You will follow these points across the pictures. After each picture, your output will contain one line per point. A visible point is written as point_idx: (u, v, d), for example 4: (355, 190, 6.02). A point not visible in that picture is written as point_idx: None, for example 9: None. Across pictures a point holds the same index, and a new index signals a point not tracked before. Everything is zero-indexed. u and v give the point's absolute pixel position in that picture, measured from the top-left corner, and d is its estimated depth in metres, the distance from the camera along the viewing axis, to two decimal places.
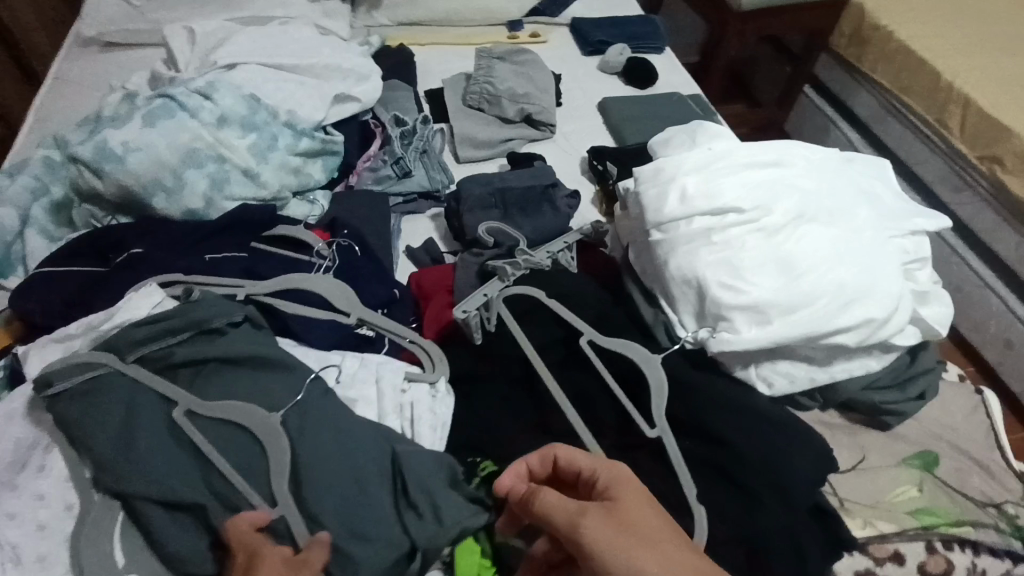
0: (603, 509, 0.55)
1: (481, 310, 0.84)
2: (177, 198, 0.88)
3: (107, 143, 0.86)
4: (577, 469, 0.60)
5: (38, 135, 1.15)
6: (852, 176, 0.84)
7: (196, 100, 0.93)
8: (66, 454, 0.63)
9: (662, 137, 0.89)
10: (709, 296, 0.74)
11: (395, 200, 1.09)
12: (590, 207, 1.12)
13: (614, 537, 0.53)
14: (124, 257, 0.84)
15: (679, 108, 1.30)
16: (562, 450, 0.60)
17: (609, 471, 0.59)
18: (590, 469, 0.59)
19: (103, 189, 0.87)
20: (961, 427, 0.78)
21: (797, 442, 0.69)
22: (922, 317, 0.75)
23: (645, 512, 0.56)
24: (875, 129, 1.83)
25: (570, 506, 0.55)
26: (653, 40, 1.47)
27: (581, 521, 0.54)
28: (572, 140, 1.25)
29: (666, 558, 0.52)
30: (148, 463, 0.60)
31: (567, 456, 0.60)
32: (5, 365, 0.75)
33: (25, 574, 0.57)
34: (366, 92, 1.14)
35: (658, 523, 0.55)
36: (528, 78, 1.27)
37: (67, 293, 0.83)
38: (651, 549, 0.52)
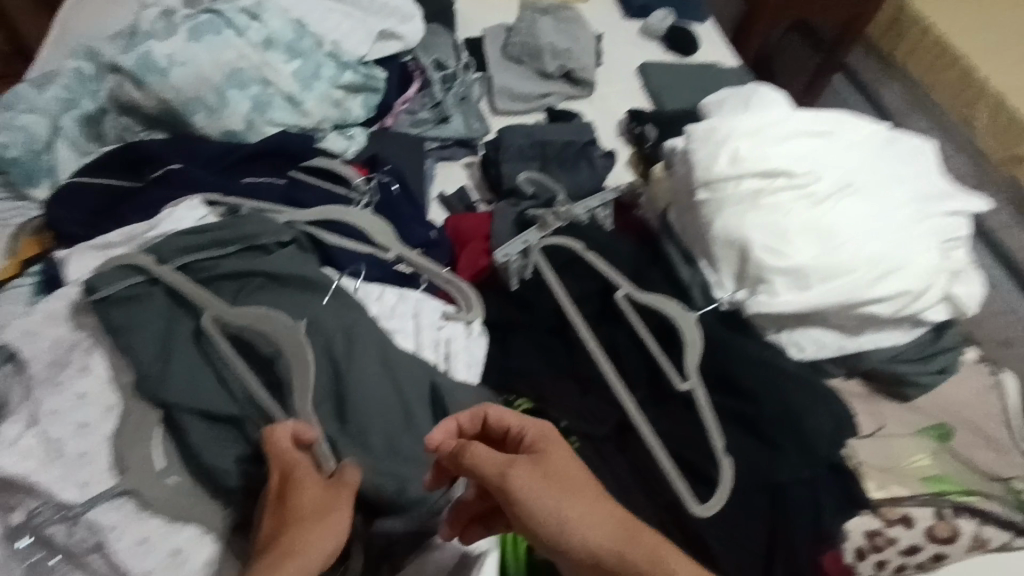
0: (529, 463, 0.52)
1: (521, 257, 0.85)
2: (218, 117, 0.86)
3: (151, 55, 0.84)
4: (507, 428, 0.56)
5: (66, 47, 1.12)
6: (897, 154, 0.85)
7: (244, 19, 0.90)
8: (106, 358, 0.63)
9: (715, 98, 0.89)
10: (752, 256, 0.75)
11: (431, 144, 1.08)
12: (625, 169, 1.12)
13: (543, 489, 0.50)
14: (160, 172, 0.82)
15: (719, 80, 1.29)
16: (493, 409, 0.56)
17: (536, 424, 0.56)
18: (520, 426, 0.55)
19: (142, 100, 0.84)
20: (976, 405, 0.79)
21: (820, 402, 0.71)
22: (956, 295, 0.76)
23: (572, 466, 0.54)
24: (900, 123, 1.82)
25: (497, 460, 0.52)
26: (694, 10, 1.45)
27: (511, 475, 0.51)
28: (610, 101, 1.24)
29: (596, 508, 0.51)
30: (196, 376, 0.61)
31: (497, 416, 0.56)
32: (39, 270, 0.74)
33: (69, 468, 0.57)
34: (411, 32, 1.11)
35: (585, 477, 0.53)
36: (570, 35, 1.25)
37: (98, 204, 0.83)
38: (583, 500, 0.51)
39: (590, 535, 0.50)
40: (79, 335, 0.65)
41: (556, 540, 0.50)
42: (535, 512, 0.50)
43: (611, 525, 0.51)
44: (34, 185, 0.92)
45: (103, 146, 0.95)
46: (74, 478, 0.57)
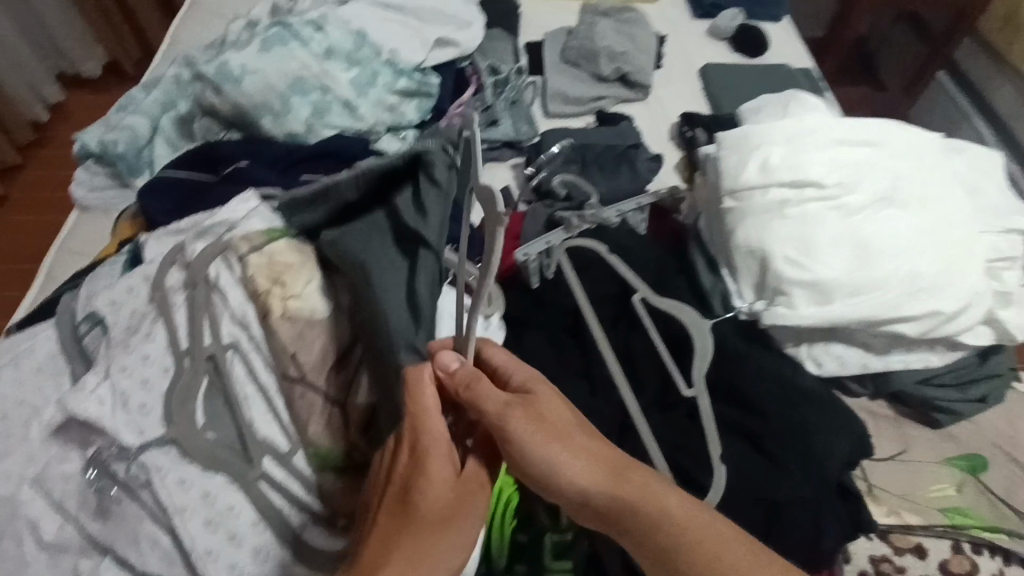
0: (522, 406, 0.56)
1: (541, 256, 0.88)
2: (282, 121, 0.96)
3: (227, 65, 0.96)
4: (503, 373, 0.60)
5: (171, 55, 1.27)
6: (951, 167, 0.80)
7: (308, 32, 1.02)
8: (167, 326, 0.72)
9: (752, 104, 0.89)
10: (772, 268, 0.74)
11: (479, 146, 1.10)
12: (672, 172, 1.10)
13: (537, 433, 0.55)
14: (231, 169, 0.93)
15: (786, 82, 1.24)
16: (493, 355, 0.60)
17: (528, 373, 0.60)
18: (515, 372, 0.60)
19: (220, 106, 0.97)
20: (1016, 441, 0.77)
21: (828, 415, 0.69)
22: (999, 321, 0.74)
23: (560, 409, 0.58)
24: (1011, 127, 1.65)
25: (499, 402, 0.56)
26: (769, 8, 1.39)
27: (508, 417, 0.55)
28: (666, 104, 1.23)
29: (588, 454, 0.56)
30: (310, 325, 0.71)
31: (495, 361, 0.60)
32: (129, 250, 0.86)
33: (131, 417, 0.67)
34: (467, 38, 1.17)
35: (572, 419, 0.57)
36: (629, 37, 1.25)
37: (182, 195, 0.94)
38: (575, 446, 0.56)
39: (581, 473, 0.55)
40: (150, 306, 0.74)
41: (548, 479, 0.55)
42: (529, 454, 0.54)
43: (599, 469, 0.55)
44: (137, 175, 1.08)
45: (192, 143, 1.07)
46: (135, 425, 0.66)
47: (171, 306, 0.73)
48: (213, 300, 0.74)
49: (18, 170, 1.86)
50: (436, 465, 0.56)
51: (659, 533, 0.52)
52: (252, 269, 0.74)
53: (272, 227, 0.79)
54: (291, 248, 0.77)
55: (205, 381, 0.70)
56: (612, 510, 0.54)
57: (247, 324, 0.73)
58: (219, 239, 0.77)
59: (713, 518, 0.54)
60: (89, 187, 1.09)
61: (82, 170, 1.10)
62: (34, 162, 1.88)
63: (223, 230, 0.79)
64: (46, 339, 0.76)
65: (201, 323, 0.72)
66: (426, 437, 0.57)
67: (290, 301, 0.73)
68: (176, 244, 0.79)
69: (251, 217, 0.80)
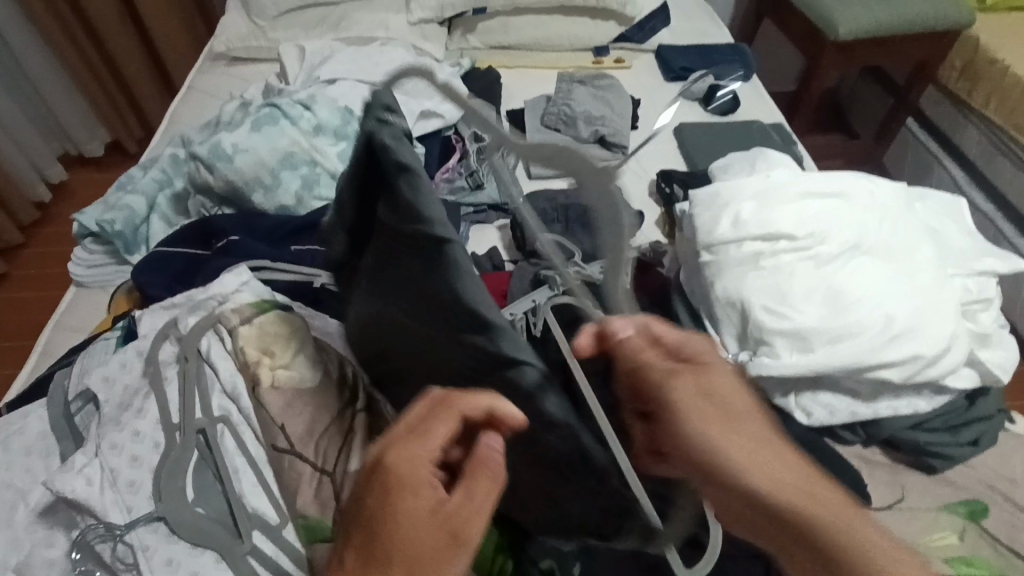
0: (691, 381, 0.54)
1: (527, 314, 0.89)
2: (273, 195, 1.00)
3: (220, 144, 1.00)
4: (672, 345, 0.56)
5: (168, 135, 1.33)
6: (915, 215, 0.84)
7: (298, 110, 1.06)
8: (158, 401, 0.72)
9: (722, 163, 0.94)
10: (752, 318, 0.75)
11: (466, 210, 1.16)
12: (653, 227, 1.14)
13: (702, 414, 0.53)
14: (223, 243, 0.95)
15: (758, 137, 1.29)
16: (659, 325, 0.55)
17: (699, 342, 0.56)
18: (683, 341, 0.56)
19: (212, 182, 1.00)
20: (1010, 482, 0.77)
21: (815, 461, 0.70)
22: (980, 361, 0.75)
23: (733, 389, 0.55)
24: (982, 169, 1.71)
25: (665, 374, 0.55)
26: (737, 69, 1.47)
27: (672, 391, 0.54)
28: (644, 162, 1.27)
29: (755, 446, 0.52)
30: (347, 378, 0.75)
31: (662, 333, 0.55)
32: (123, 326, 0.87)
33: (120, 495, 0.66)
34: (450, 111, 1.24)
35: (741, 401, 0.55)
36: (605, 102, 1.31)
37: (176, 270, 0.96)
38: (742, 435, 0.53)
39: (757, 470, 0.51)
40: (142, 382, 0.75)
41: (715, 463, 0.52)
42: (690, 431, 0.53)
43: (770, 464, 0.52)
44: (133, 252, 1.09)
45: (188, 219, 1.13)
46: (124, 504, 0.65)
47: (163, 380, 0.74)
48: (204, 372, 0.74)
49: (19, 248, 1.89)
50: (413, 500, 0.48)
51: (820, 537, 0.48)
52: (242, 342, 0.77)
53: (260, 299, 0.82)
54: (281, 320, 0.79)
55: (195, 454, 0.68)
56: (774, 507, 0.50)
57: (237, 396, 0.72)
58: (210, 313, 0.79)
59: (880, 533, 0.48)
60: (85, 265, 1.11)
61: (78, 248, 1.12)
62: (35, 240, 1.92)
63: (214, 303, 0.81)
64: (37, 418, 0.76)
65: (192, 396, 0.72)
66: (394, 467, 0.49)
67: (278, 372, 0.75)
68: (169, 319, 0.81)
69: (241, 291, 0.83)
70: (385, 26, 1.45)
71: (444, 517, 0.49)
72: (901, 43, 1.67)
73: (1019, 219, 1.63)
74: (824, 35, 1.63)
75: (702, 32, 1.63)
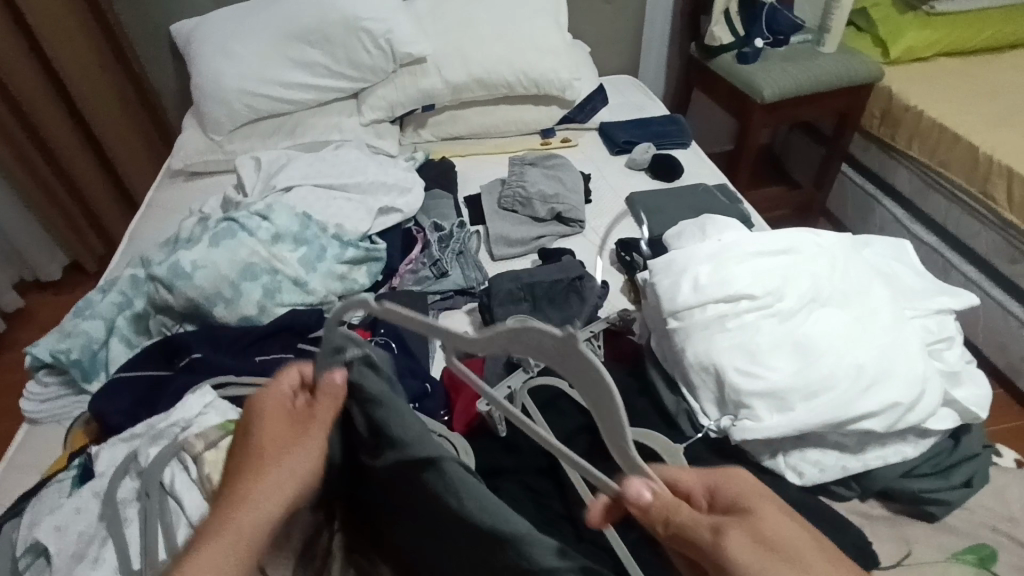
0: (732, 522, 0.50)
1: (504, 402, 0.85)
2: (235, 307, 0.99)
3: (179, 263, 0.98)
4: (688, 488, 0.55)
5: (127, 256, 1.31)
6: (864, 261, 0.87)
7: (255, 221, 1.07)
8: (117, 546, 0.67)
9: (675, 231, 0.97)
10: (727, 382, 0.75)
11: (433, 298, 1.15)
12: (618, 296, 1.15)
13: (757, 555, 0.48)
14: (186, 362, 0.93)
15: (707, 199, 1.34)
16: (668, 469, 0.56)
17: (731, 484, 0.54)
18: (705, 485, 0.55)
19: (173, 301, 0.99)
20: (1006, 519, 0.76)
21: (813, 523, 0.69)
22: (956, 400, 0.76)
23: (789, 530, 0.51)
24: (919, 204, 1.80)
25: (703, 521, 0.50)
26: (678, 136, 1.55)
27: (722, 536, 0.49)
28: (603, 233, 1.31)
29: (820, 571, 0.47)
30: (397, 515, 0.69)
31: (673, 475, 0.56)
32: (79, 464, 0.82)
33: None
34: (408, 204, 1.26)
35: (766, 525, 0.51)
36: (558, 180, 1.36)
37: (136, 395, 0.92)
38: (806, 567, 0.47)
39: None
40: (99, 525, 0.70)
41: None
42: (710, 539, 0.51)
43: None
44: (91, 380, 1.05)
45: (151, 338, 1.11)
46: None
47: (122, 520, 0.69)
48: (168, 507, 0.70)
49: None
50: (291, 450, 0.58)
51: None
52: (209, 468, 0.72)
53: (227, 420, 0.78)
54: None
55: None
56: None
57: None
58: (173, 441, 0.75)
59: None
60: (39, 399, 1.05)
61: (32, 382, 1.07)
62: None
63: (178, 430, 0.77)
64: None
65: (156, 538, 0.67)
66: (256, 401, 0.60)
67: None
68: (129, 452, 0.77)
69: (206, 414, 0.79)
70: (340, 129, 1.50)
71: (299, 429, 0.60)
72: (823, 99, 1.80)
73: (962, 248, 1.70)
74: (752, 99, 1.74)
75: (640, 107, 1.73)
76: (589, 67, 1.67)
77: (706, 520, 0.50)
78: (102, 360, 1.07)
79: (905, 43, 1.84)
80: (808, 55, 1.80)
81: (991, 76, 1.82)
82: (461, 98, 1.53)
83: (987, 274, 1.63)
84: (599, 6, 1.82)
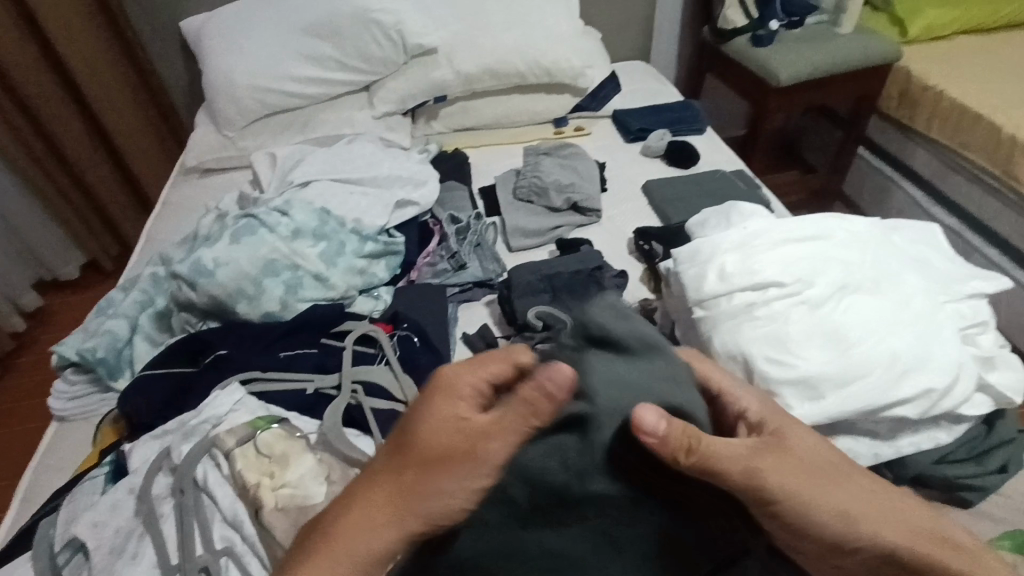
0: (762, 453, 0.55)
1: None
2: (257, 303, 1.00)
3: (201, 261, 0.99)
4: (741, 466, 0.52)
5: (146, 253, 1.32)
6: (896, 246, 0.86)
7: (275, 217, 1.08)
8: (156, 542, 0.68)
9: (699, 220, 0.97)
10: (757, 371, 0.74)
11: (451, 291, 1.14)
12: (638, 285, 1.15)
13: (793, 477, 0.54)
14: (211, 359, 0.93)
15: (724, 185, 1.32)
16: (719, 445, 0.51)
17: (741, 449, 0.53)
18: (752, 455, 0.54)
19: (196, 299, 0.99)
20: None
21: None
22: (990, 386, 0.75)
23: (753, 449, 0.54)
24: (940, 187, 1.76)
25: (742, 456, 0.53)
26: (693, 122, 1.53)
27: (762, 471, 0.53)
28: (619, 222, 1.29)
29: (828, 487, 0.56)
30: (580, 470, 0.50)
31: (725, 452, 0.51)
32: (110, 461, 0.82)
33: None
34: (424, 196, 1.26)
35: (820, 450, 0.59)
36: (573, 170, 1.35)
37: (163, 394, 0.92)
38: (814, 477, 0.56)
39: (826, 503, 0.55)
40: (136, 521, 0.71)
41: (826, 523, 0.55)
42: (809, 507, 0.54)
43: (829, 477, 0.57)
44: (117, 378, 1.04)
45: (174, 336, 1.10)
46: None
47: (157, 517, 0.70)
48: (202, 503, 0.71)
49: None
50: (440, 408, 0.56)
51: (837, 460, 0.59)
52: (239, 463, 0.73)
53: (256, 417, 0.79)
54: (280, 437, 0.76)
55: None
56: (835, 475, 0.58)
57: (239, 525, 0.69)
58: (204, 437, 0.76)
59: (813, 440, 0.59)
60: (66, 398, 1.06)
61: (59, 381, 1.07)
62: (11, 372, 1.86)
63: (208, 428, 0.79)
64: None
65: (191, 533, 0.68)
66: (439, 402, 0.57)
67: (280, 490, 0.71)
68: (162, 449, 0.78)
69: (237, 411, 0.80)
70: (351, 123, 1.49)
71: (688, 427, 0.48)
72: (840, 82, 1.77)
73: (983, 229, 1.67)
74: (768, 82, 1.72)
75: (653, 94, 1.71)
76: (601, 54, 1.65)
77: (742, 467, 0.52)
78: (126, 358, 1.06)
79: (921, 22, 1.81)
80: (824, 36, 1.77)
81: (1011, 54, 1.77)
82: (473, 88, 1.52)
83: (1010, 256, 1.59)
84: None
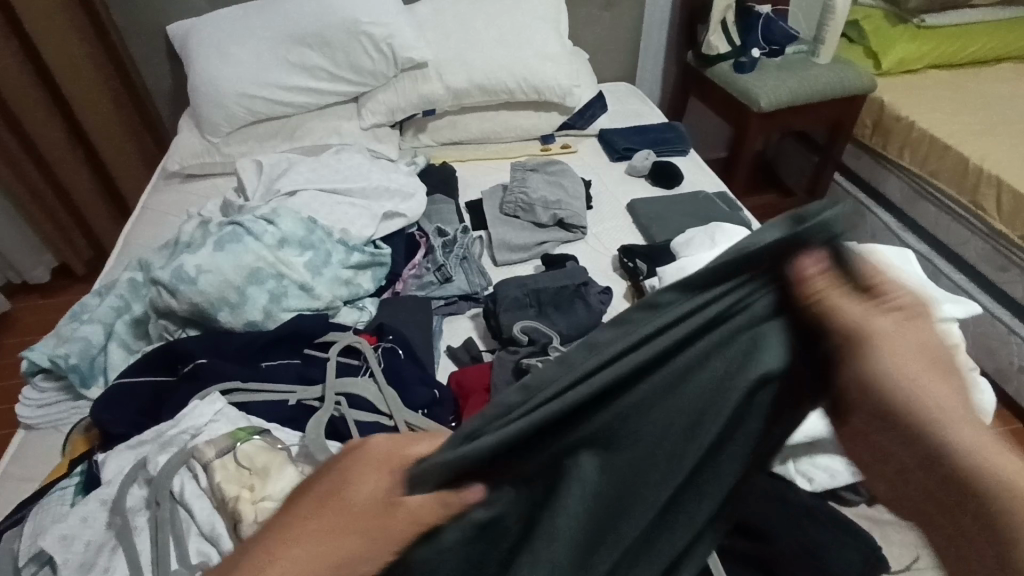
0: (898, 321, 0.48)
1: None
2: (240, 312, 0.98)
3: (183, 268, 0.97)
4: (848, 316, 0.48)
5: (124, 258, 1.30)
6: None
7: (261, 225, 1.06)
8: (129, 556, 0.66)
9: (683, 239, 0.99)
10: None
11: (437, 303, 1.14)
12: (622, 302, 1.16)
13: (905, 355, 0.47)
14: (190, 368, 0.91)
15: (706, 207, 1.35)
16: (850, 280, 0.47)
17: (878, 305, 0.48)
18: (880, 314, 0.48)
19: (176, 306, 0.97)
20: None
21: (826, 529, 0.70)
22: None
23: (892, 313, 0.48)
24: (910, 213, 1.82)
25: (867, 308, 0.47)
26: (677, 144, 1.56)
27: (872, 324, 0.47)
28: (604, 239, 1.31)
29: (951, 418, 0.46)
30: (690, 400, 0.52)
31: (841, 294, 0.48)
32: (81, 472, 0.80)
33: None
34: (412, 209, 1.26)
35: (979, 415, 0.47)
36: (559, 186, 1.36)
37: (139, 403, 0.90)
38: (939, 389, 0.47)
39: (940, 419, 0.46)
40: (109, 533, 0.69)
41: (907, 424, 0.47)
42: (900, 396, 0.47)
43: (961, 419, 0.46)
44: (89, 385, 1.02)
45: (151, 343, 1.08)
46: None
47: (130, 531, 0.68)
48: (179, 516, 0.70)
49: None
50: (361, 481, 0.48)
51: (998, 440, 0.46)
52: (219, 476, 0.71)
53: (238, 427, 0.78)
54: (262, 449, 0.75)
55: None
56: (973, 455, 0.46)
57: (216, 538, 0.68)
58: (183, 448, 0.75)
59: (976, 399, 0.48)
60: (34, 405, 1.02)
61: (28, 386, 1.04)
62: None
63: (187, 438, 0.77)
64: None
65: (166, 547, 0.66)
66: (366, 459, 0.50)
67: (261, 503, 0.70)
68: (138, 459, 0.76)
69: (217, 421, 0.79)
70: (339, 134, 1.49)
71: (832, 281, 0.48)
72: (817, 110, 1.82)
73: (952, 255, 1.72)
74: (749, 107, 1.76)
75: (638, 114, 1.74)
76: (589, 74, 1.68)
77: (861, 306, 0.47)
78: (101, 365, 1.03)
79: (895, 54, 1.88)
80: (802, 65, 1.83)
81: (979, 88, 1.85)
82: (462, 103, 1.53)
83: (977, 282, 1.64)
84: (598, 13, 1.83)
